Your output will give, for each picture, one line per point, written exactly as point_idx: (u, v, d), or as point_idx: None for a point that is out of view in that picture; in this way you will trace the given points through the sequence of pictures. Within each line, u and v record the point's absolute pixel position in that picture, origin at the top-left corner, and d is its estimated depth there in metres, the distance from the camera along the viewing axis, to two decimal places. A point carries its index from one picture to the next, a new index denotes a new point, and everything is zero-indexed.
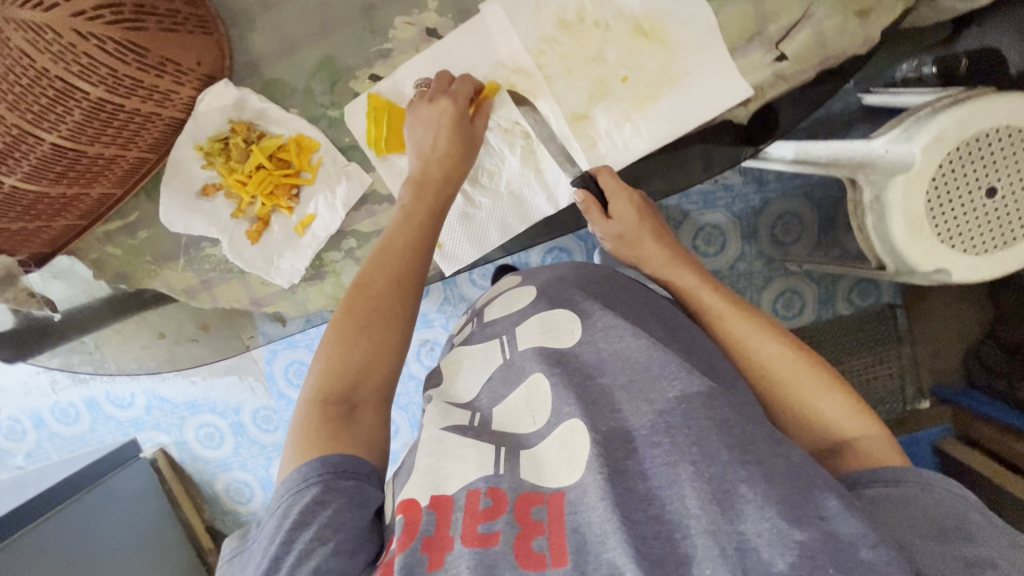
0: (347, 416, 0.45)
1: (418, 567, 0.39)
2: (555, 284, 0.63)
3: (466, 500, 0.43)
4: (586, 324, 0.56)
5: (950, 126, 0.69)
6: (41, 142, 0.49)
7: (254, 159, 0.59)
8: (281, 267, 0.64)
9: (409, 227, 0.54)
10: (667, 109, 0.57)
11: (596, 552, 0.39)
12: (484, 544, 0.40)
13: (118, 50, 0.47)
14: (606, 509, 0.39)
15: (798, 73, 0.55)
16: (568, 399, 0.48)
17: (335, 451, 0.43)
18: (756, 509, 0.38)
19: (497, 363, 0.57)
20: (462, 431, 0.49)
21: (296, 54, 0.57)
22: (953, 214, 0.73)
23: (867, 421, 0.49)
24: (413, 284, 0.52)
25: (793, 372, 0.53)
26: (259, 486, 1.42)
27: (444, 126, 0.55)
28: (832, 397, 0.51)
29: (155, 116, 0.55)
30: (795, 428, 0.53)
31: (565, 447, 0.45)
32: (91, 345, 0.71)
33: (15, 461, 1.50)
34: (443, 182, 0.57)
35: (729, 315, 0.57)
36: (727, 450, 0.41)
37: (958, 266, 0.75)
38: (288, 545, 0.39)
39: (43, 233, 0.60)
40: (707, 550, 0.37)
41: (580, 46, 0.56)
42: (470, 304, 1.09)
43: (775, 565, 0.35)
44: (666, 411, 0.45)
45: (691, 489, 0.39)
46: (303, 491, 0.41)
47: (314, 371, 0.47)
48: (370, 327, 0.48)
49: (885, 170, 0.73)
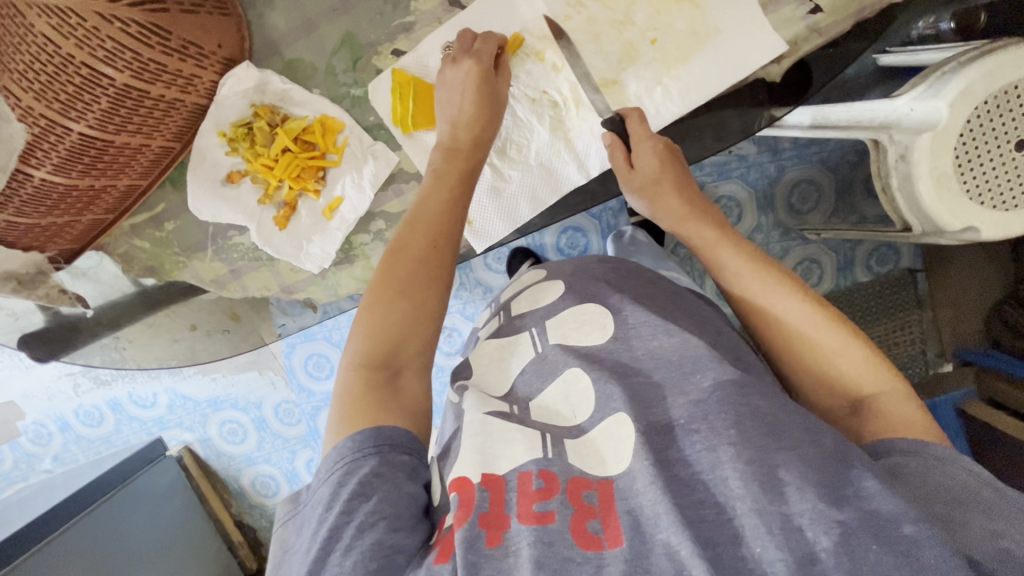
0: (391, 383, 0.47)
1: (477, 542, 0.39)
2: (582, 277, 0.61)
3: (517, 481, 0.43)
4: (618, 319, 0.54)
5: (977, 79, 0.67)
6: (68, 132, 0.49)
7: (280, 143, 0.59)
8: (311, 252, 0.64)
9: (440, 196, 0.54)
10: (699, 69, 0.56)
11: (650, 533, 0.38)
12: (541, 522, 0.39)
13: (141, 33, 0.46)
14: (655, 492, 0.39)
15: (834, 26, 0.53)
16: (613, 394, 0.47)
17: (387, 423, 0.45)
18: (798, 491, 0.37)
19: (531, 357, 0.55)
20: (506, 416, 0.49)
21: (316, 33, 0.56)
22: (981, 169, 0.71)
23: (890, 376, 0.48)
24: (448, 252, 0.53)
25: (814, 329, 0.51)
26: (285, 479, 1.43)
27: (468, 87, 0.55)
28: (850, 357, 0.49)
29: (179, 103, 0.54)
30: (813, 387, 0.52)
31: (610, 439, 0.45)
32: (125, 340, 0.71)
33: (43, 464, 1.52)
34: (471, 148, 0.56)
35: (746, 273, 0.56)
36: (763, 438, 0.40)
37: (984, 223, 0.74)
38: (346, 516, 0.40)
39: (72, 229, 0.60)
40: (754, 528, 0.36)
41: (607, 8, 0.55)
42: (487, 288, 1.08)
43: (819, 543, 0.34)
44: (701, 401, 0.44)
45: (734, 472, 0.38)
46: (360, 462, 0.43)
47: (355, 339, 0.49)
48: (408, 294, 0.50)
49: (910, 128, 0.71)
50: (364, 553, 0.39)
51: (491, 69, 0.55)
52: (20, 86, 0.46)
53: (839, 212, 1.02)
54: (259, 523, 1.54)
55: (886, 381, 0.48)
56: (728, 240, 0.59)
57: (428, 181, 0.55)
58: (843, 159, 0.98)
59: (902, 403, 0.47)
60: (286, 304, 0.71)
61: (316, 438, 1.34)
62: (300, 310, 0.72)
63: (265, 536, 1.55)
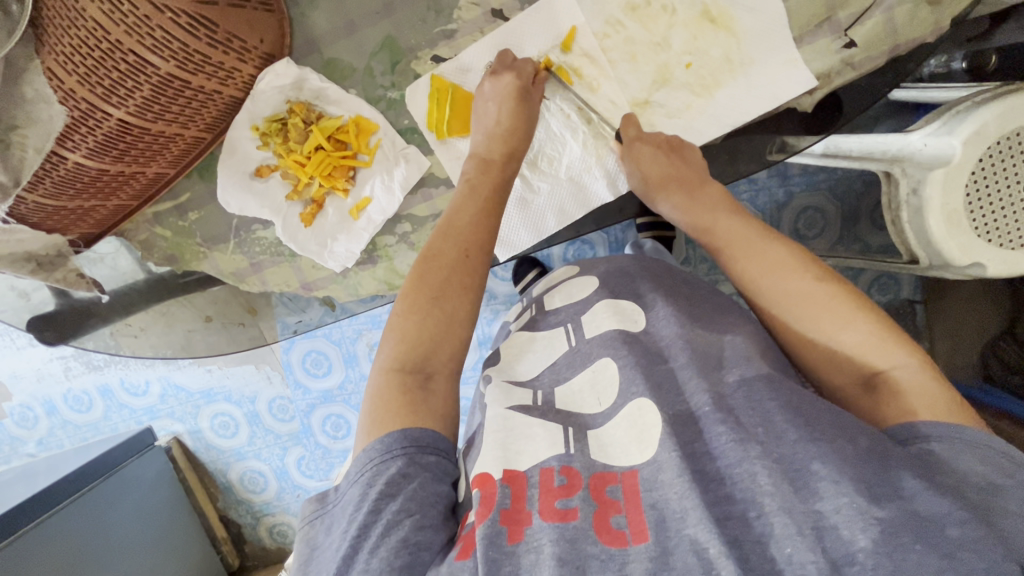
0: (423, 386, 0.47)
1: (499, 538, 0.40)
2: (617, 275, 0.63)
3: (540, 478, 0.43)
4: (649, 314, 0.56)
5: (991, 119, 0.69)
6: (108, 118, 0.50)
7: (314, 139, 0.59)
8: (334, 251, 0.64)
9: (474, 205, 0.55)
10: (730, 96, 0.57)
11: (676, 528, 0.38)
12: (564, 519, 0.40)
13: (190, 24, 0.46)
14: (683, 485, 0.39)
15: (868, 62, 0.54)
16: (636, 379, 0.48)
17: (415, 427, 0.45)
18: (833, 485, 0.37)
19: (563, 350, 0.57)
20: (528, 410, 0.50)
21: (356, 34, 0.56)
22: (991, 207, 0.72)
23: (894, 345, 0.46)
24: (480, 259, 0.53)
25: (810, 304, 0.50)
26: (273, 476, 1.41)
27: (507, 96, 0.56)
28: (855, 329, 0.48)
29: (217, 94, 0.55)
30: (825, 368, 0.51)
31: (635, 427, 0.45)
32: (136, 327, 0.71)
33: (27, 448, 1.49)
34: (506, 160, 0.58)
35: (742, 251, 0.55)
36: (791, 429, 0.41)
37: (991, 260, 0.74)
38: (375, 515, 0.41)
39: (95, 213, 0.60)
40: (784, 528, 0.36)
41: (645, 30, 0.56)
42: (490, 295, 1.08)
43: (856, 543, 0.34)
44: (727, 395, 0.45)
45: (763, 468, 0.39)
46: (388, 463, 0.43)
47: (389, 344, 0.49)
48: (442, 299, 0.50)
49: (920, 163, 0.72)
50: (390, 549, 0.39)
51: (529, 84, 0.57)
52: (66, 69, 0.46)
53: (842, 241, 1.02)
54: (244, 520, 1.52)
55: (897, 353, 0.46)
56: (726, 215, 0.58)
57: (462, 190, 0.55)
58: (849, 189, 1.00)
59: (916, 377, 0.45)
60: (300, 301, 0.70)
61: (309, 436, 1.32)
62: (318, 309, 0.71)
63: (249, 532, 1.53)
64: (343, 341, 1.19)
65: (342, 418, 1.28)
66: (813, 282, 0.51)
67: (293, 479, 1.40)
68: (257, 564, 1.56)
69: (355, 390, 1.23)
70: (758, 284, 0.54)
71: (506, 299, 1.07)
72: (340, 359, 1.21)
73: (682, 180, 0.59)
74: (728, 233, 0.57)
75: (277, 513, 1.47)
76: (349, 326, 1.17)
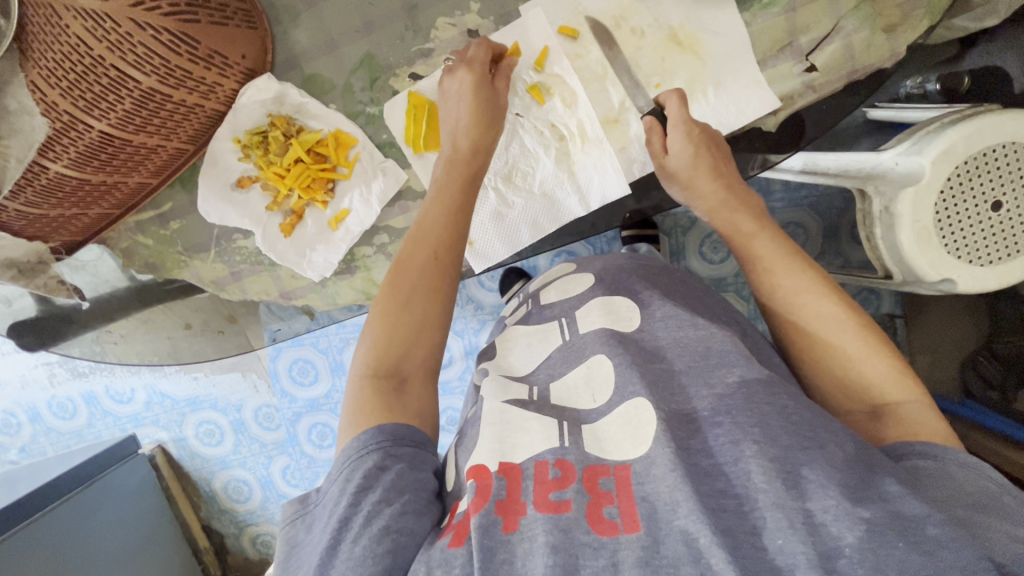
0: (398, 389, 0.48)
1: (494, 528, 0.40)
2: (612, 272, 0.64)
3: (535, 470, 0.44)
4: (645, 313, 0.57)
5: (958, 139, 0.71)
6: (89, 129, 0.51)
7: (293, 153, 0.61)
8: (313, 261, 0.66)
9: (440, 207, 0.55)
10: (697, 116, 0.60)
11: (667, 520, 0.39)
12: (557, 510, 0.40)
13: (172, 41, 0.48)
14: (676, 479, 0.40)
15: (827, 84, 0.56)
16: (633, 378, 0.49)
17: (388, 422, 0.46)
18: (821, 488, 0.38)
19: (557, 344, 0.58)
20: (524, 405, 0.51)
21: (337, 51, 0.59)
22: (960, 224, 0.74)
23: (910, 383, 0.48)
24: (449, 259, 0.53)
25: (839, 330, 0.51)
26: (258, 484, 1.41)
27: (468, 96, 0.55)
28: (876, 361, 0.49)
29: (199, 108, 0.56)
30: (834, 390, 0.52)
31: (629, 424, 0.46)
32: (117, 334, 0.72)
33: (9, 455, 1.48)
34: (473, 155, 0.56)
35: (781, 268, 0.54)
36: (785, 434, 0.42)
37: (960, 275, 0.76)
38: (354, 507, 0.41)
39: (74, 222, 0.62)
40: (776, 521, 0.37)
41: (616, 51, 0.59)
42: (477, 305, 1.09)
43: (843, 539, 0.35)
44: (726, 395, 0.46)
45: (758, 466, 0.40)
46: (364, 458, 0.44)
47: (362, 350, 0.50)
48: (411, 303, 0.51)
49: (894, 181, 0.75)
50: (372, 538, 0.40)
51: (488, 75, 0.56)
52: (48, 82, 0.48)
53: (824, 255, 1.04)
54: (227, 529, 1.51)
55: (909, 389, 0.48)
56: (764, 229, 0.57)
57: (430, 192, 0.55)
58: (831, 206, 1.02)
59: (924, 412, 0.46)
60: (280, 310, 0.72)
61: (295, 444, 1.32)
62: (301, 320, 0.73)
63: (233, 542, 1.52)
64: (330, 350, 1.19)
65: (328, 427, 1.27)
66: (848, 311, 0.51)
67: (278, 489, 1.39)
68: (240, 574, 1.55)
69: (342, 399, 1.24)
70: (790, 302, 0.54)
71: (493, 309, 1.08)
72: (326, 367, 1.21)
73: (728, 180, 0.58)
74: (765, 246, 0.56)
75: (261, 523, 1.46)
76: (337, 334, 1.18)
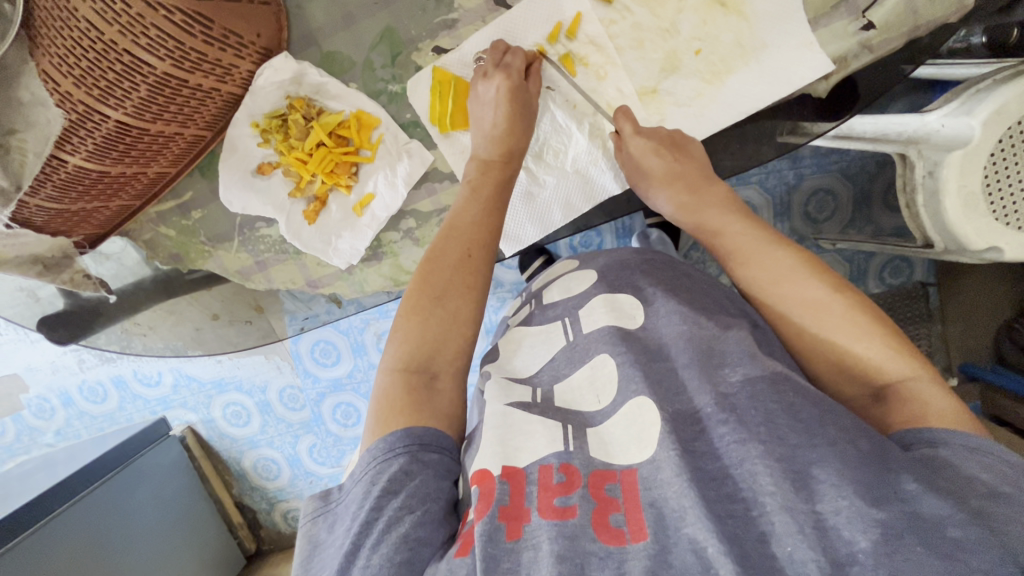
0: (428, 386, 0.48)
1: (498, 535, 0.38)
2: (616, 268, 0.61)
3: (538, 475, 0.42)
4: (649, 311, 0.54)
5: (1013, 97, 0.64)
6: (106, 119, 0.49)
7: (315, 137, 0.59)
8: (340, 248, 0.65)
9: (477, 205, 0.55)
10: (742, 82, 0.55)
11: (676, 527, 0.36)
12: (562, 516, 0.39)
13: (184, 22, 0.46)
14: (682, 484, 0.37)
15: (886, 44, 0.52)
16: (636, 378, 0.46)
17: (418, 425, 0.45)
18: (833, 488, 0.35)
19: (560, 345, 0.55)
20: (527, 407, 0.48)
21: (355, 26, 0.55)
22: (1009, 184, 0.69)
23: (909, 358, 0.44)
24: (482, 259, 0.53)
25: (822, 314, 0.48)
26: (286, 463, 1.43)
27: (503, 98, 0.54)
28: (870, 342, 0.46)
29: (215, 92, 0.54)
30: (834, 378, 0.49)
31: (634, 425, 0.43)
32: (144, 326, 0.71)
33: (46, 438, 1.51)
34: (504, 161, 0.56)
35: (756, 258, 0.52)
36: (794, 433, 0.38)
37: (1009, 243, 0.71)
38: (377, 512, 0.40)
39: (94, 217, 0.61)
40: (785, 526, 0.34)
41: (654, 15, 0.54)
42: (497, 283, 1.06)
43: (856, 543, 0.32)
44: (730, 395, 0.42)
45: (763, 467, 0.36)
46: (391, 461, 0.43)
47: (394, 344, 0.50)
48: (445, 298, 0.50)
49: (937, 145, 0.68)
50: (391, 545, 0.39)
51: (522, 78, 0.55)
52: (60, 71, 0.46)
53: (854, 224, 0.97)
54: (259, 505, 1.53)
55: (911, 365, 0.44)
56: (737, 219, 0.54)
57: (465, 194, 0.55)
58: (862, 170, 0.94)
59: (930, 390, 0.43)
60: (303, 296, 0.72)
61: (320, 424, 1.34)
62: (323, 305, 0.73)
63: (265, 517, 1.54)
64: (351, 331, 1.18)
65: (352, 406, 1.28)
66: (828, 294, 0.48)
67: (306, 466, 1.42)
68: (273, 548, 1.57)
69: (364, 378, 1.24)
70: (770, 293, 0.51)
71: (512, 287, 1.05)
72: (348, 348, 1.21)
73: (689, 180, 0.56)
74: (737, 239, 0.53)
75: (291, 499, 1.48)
76: (356, 316, 1.16)
